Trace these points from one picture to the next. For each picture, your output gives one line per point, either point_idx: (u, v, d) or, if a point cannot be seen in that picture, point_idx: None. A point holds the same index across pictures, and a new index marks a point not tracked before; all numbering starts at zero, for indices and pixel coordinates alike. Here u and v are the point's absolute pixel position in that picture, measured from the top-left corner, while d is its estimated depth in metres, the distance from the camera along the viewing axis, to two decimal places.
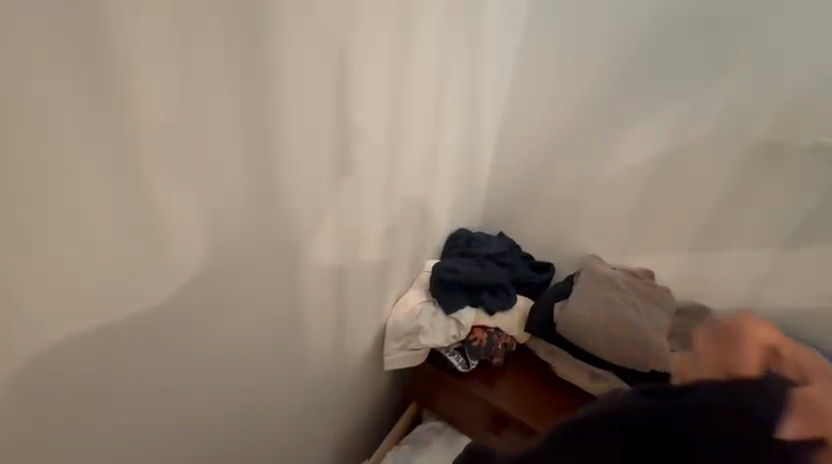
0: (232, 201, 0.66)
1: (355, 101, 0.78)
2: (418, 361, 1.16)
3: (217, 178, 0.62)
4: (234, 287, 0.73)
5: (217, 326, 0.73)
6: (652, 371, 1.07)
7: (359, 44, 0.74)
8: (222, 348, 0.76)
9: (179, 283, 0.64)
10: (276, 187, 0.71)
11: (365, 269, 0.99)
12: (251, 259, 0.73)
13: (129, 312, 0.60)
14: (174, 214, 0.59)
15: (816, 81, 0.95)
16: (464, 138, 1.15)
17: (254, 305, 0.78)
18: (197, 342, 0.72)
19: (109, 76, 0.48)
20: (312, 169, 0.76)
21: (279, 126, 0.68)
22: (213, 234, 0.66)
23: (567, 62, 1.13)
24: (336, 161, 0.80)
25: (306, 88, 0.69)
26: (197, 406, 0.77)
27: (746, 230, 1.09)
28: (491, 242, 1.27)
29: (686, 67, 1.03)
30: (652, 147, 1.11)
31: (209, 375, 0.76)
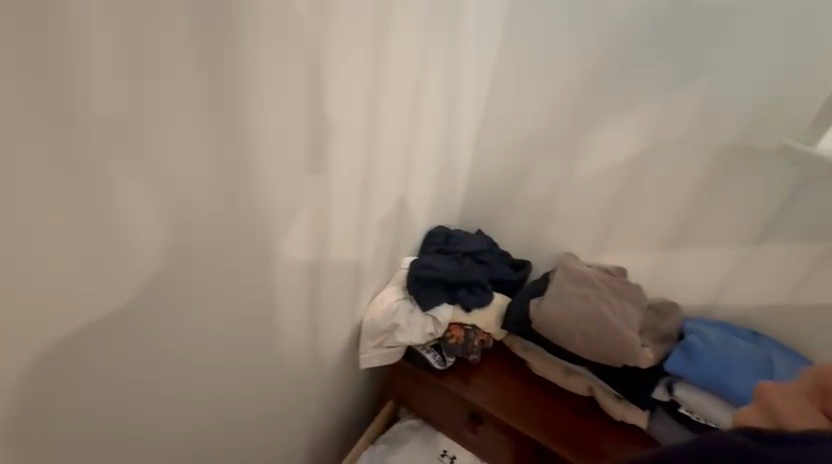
0: (205, 194, 0.67)
1: (330, 97, 0.81)
2: (394, 359, 1.19)
3: (185, 174, 0.63)
4: (227, 267, 0.77)
5: (210, 304, 0.77)
6: (626, 367, 1.07)
7: (333, 39, 0.76)
8: (210, 330, 0.79)
9: (169, 265, 0.67)
10: (246, 177, 0.72)
11: (345, 258, 1.03)
12: (231, 254, 0.76)
13: (97, 315, 0.61)
14: (134, 213, 0.59)
15: (790, 81, 1.00)
16: (442, 137, 1.22)
17: (229, 300, 0.80)
18: (186, 325, 0.74)
19: (63, 71, 0.47)
20: (289, 160, 0.79)
21: (252, 117, 0.69)
22: (184, 229, 0.67)
23: (553, 61, 1.21)
24: (310, 156, 0.82)
25: (283, 78, 0.71)
26: (183, 386, 0.80)
27: (714, 229, 1.15)
28: (469, 240, 1.34)
29: (660, 68, 1.10)
30: (623, 151, 1.20)
31: (196, 357, 0.79)
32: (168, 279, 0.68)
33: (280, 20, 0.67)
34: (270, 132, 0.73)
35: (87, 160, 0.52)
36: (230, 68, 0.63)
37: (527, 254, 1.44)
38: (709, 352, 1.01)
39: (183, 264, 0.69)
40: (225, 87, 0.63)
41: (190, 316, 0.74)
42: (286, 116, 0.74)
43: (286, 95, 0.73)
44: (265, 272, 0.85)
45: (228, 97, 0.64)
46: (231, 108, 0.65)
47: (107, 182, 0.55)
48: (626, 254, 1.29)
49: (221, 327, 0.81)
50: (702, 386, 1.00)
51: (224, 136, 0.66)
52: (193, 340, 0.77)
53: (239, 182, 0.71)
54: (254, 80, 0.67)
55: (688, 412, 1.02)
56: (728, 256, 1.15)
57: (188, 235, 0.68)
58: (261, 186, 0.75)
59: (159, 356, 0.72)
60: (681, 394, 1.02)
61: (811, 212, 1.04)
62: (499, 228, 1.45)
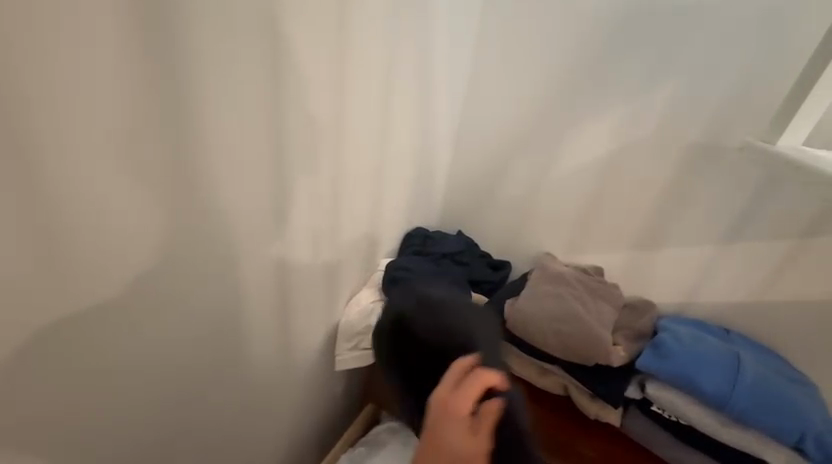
0: (164, 196, 0.67)
1: (295, 100, 0.82)
2: (369, 361, 1.20)
3: (139, 175, 0.63)
4: (190, 271, 0.76)
5: (174, 308, 0.76)
6: (600, 365, 1.07)
7: (295, 42, 0.77)
8: (174, 334, 0.79)
9: (125, 269, 0.66)
10: (209, 180, 0.72)
11: (317, 261, 1.03)
12: (197, 256, 0.76)
13: (51, 317, 0.60)
14: (86, 214, 0.59)
15: (750, 81, 1.02)
16: (417, 139, 1.22)
17: (197, 301, 0.80)
18: (147, 328, 0.74)
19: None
20: (253, 163, 0.79)
21: (214, 119, 0.70)
22: (140, 231, 0.66)
23: (522, 64, 1.23)
24: (274, 158, 0.82)
25: (243, 79, 0.71)
26: (147, 392, 0.78)
27: (685, 227, 1.16)
28: (447, 241, 1.35)
29: (627, 70, 1.12)
30: (595, 152, 1.21)
31: (161, 362, 0.78)
32: (126, 283, 0.67)
33: (238, 27, 0.68)
34: (231, 136, 0.73)
35: (34, 163, 0.52)
36: (186, 73, 0.63)
37: (506, 255, 1.44)
38: (679, 349, 1.00)
39: (140, 268, 0.68)
40: (181, 91, 0.64)
41: (150, 322, 0.73)
42: (247, 121, 0.75)
43: (247, 100, 0.73)
44: (231, 275, 0.84)
45: (185, 101, 0.65)
46: (187, 112, 0.66)
47: (54, 184, 0.55)
48: (602, 253, 1.29)
49: (185, 331, 0.80)
50: (672, 382, 0.98)
51: (183, 140, 0.66)
52: (156, 345, 0.76)
53: (200, 187, 0.71)
54: (213, 85, 0.68)
55: (659, 410, 1.01)
56: (700, 254, 1.16)
57: (145, 238, 0.67)
58: (223, 191, 0.75)
59: (122, 360, 0.72)
60: (652, 392, 1.01)
61: (779, 210, 1.05)
62: (477, 229, 1.45)
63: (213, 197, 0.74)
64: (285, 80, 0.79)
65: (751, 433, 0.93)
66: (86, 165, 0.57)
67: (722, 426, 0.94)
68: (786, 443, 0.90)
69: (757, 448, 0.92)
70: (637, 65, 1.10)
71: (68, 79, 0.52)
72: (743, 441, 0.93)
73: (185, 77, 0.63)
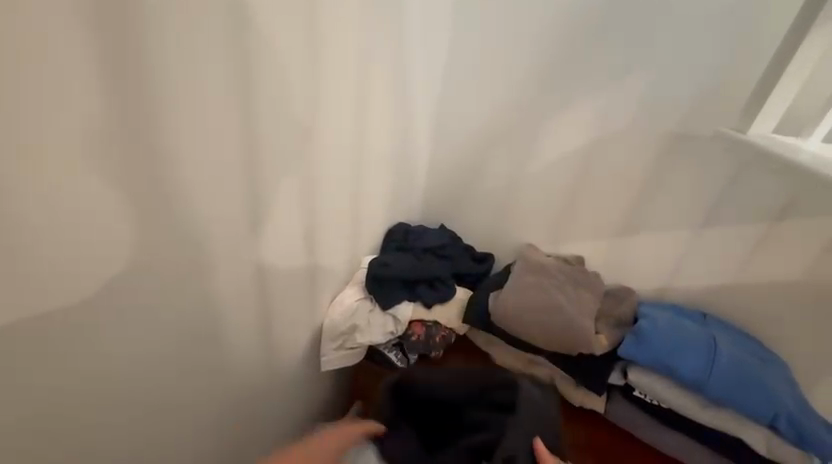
0: (133, 199, 0.64)
1: (266, 97, 0.79)
2: (355, 360, 1.19)
3: (102, 178, 0.59)
4: (162, 280, 0.73)
5: (148, 318, 0.73)
6: (584, 355, 1.08)
7: (265, 40, 0.75)
8: (149, 347, 0.75)
9: (93, 278, 0.63)
10: (178, 183, 0.69)
11: (297, 263, 1.01)
12: (170, 261, 0.73)
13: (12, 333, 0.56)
14: (45, 220, 0.56)
15: (720, 71, 1.04)
16: (396, 135, 1.21)
17: (173, 309, 0.77)
18: (118, 343, 0.70)
19: None
20: (226, 164, 0.76)
21: (181, 120, 0.66)
22: (107, 237, 0.62)
23: (497, 56, 1.22)
24: (243, 160, 0.79)
25: (209, 78, 0.68)
26: (124, 408, 0.75)
27: (660, 215, 1.19)
28: (429, 235, 1.34)
29: (601, 61, 1.12)
30: (572, 143, 1.22)
31: (138, 375, 0.75)
32: (93, 296, 0.64)
33: (202, 27, 0.65)
34: (201, 140, 0.70)
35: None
36: (148, 75, 0.60)
37: (489, 247, 1.45)
38: (658, 336, 1.01)
39: (107, 280, 0.65)
40: (142, 94, 0.60)
41: (123, 333, 0.70)
42: (216, 124, 0.72)
43: (216, 102, 0.70)
44: (208, 281, 0.81)
45: (146, 105, 0.61)
46: (152, 111, 0.62)
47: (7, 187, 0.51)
48: (583, 243, 1.31)
49: (163, 339, 0.78)
50: (652, 367, 1.01)
51: (146, 146, 0.63)
52: (130, 359, 0.73)
53: (169, 194, 0.68)
54: (178, 88, 0.64)
55: (641, 394, 1.03)
56: (677, 242, 1.19)
57: (110, 249, 0.64)
58: (195, 195, 0.72)
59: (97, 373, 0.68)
60: (634, 378, 1.02)
61: (751, 196, 1.08)
62: (459, 223, 1.45)
63: (183, 203, 0.71)
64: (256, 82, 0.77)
65: (728, 414, 0.95)
66: (39, 175, 0.53)
67: (699, 406, 0.97)
68: (761, 422, 0.92)
69: (731, 427, 0.94)
70: (611, 56, 1.11)
71: (13, 84, 0.49)
72: (725, 423, 0.95)
73: (144, 79, 0.60)
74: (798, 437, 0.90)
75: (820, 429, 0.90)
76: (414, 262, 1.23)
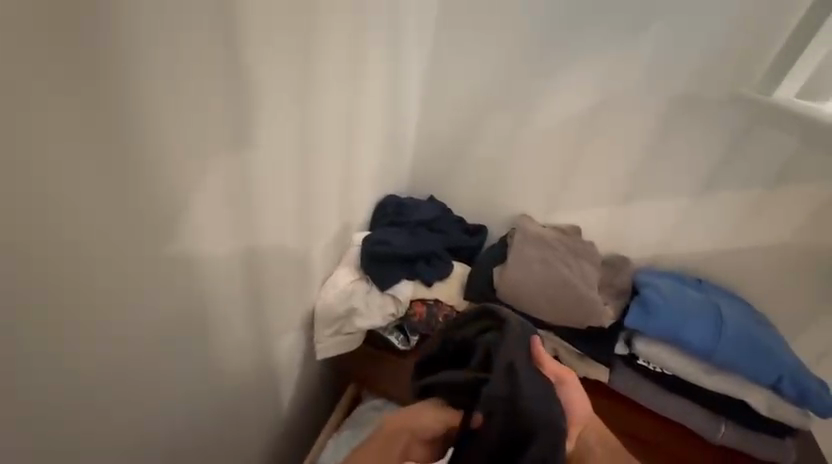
0: (96, 170, 0.54)
1: (253, 50, 0.68)
2: (353, 346, 1.10)
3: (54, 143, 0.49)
4: (122, 262, 0.61)
5: (106, 310, 0.61)
6: (590, 329, 1.06)
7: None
8: (112, 343, 0.63)
9: (50, 265, 0.53)
10: (145, 150, 0.58)
11: (285, 243, 0.89)
12: (139, 243, 0.62)
13: None
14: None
15: (735, 31, 0.99)
16: (385, 96, 1.09)
17: (149, 299, 0.66)
18: (71, 338, 0.58)
19: None
20: (203, 127, 0.65)
21: (145, 73, 0.55)
22: (65, 214, 0.52)
23: (493, 8, 1.12)
24: (229, 119, 0.68)
25: (185, 20, 0.58)
26: (86, 414, 0.63)
27: (660, 182, 1.16)
28: (422, 209, 1.25)
29: (607, 18, 1.05)
30: (574, 107, 1.15)
31: (102, 377, 0.64)
32: (46, 285, 0.53)
33: None
34: (162, 93, 0.58)
35: None
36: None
37: (482, 219, 1.38)
38: (664, 306, 1.01)
39: (46, 261, 0.52)
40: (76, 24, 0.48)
41: (92, 328, 0.60)
42: (186, 76, 0.59)
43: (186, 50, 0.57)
44: (182, 267, 0.69)
45: (80, 37, 0.48)
46: (107, 58, 0.51)
47: None
48: (580, 212, 1.27)
49: (136, 333, 0.67)
50: (659, 337, 1.01)
51: (98, 103, 0.52)
52: (96, 359, 0.62)
53: (132, 161, 0.57)
54: (125, 20, 0.52)
55: (645, 363, 1.03)
56: (674, 209, 1.18)
57: (46, 222, 0.51)
58: (169, 165, 0.62)
59: (61, 373, 0.58)
60: (640, 348, 1.02)
61: (751, 161, 1.07)
62: (450, 195, 1.36)
63: (143, 169, 0.59)
64: (232, 25, 0.63)
65: (731, 377, 0.98)
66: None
67: (703, 372, 0.99)
68: (763, 383, 0.96)
69: (734, 390, 0.97)
70: (616, 13, 1.04)
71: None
72: (728, 387, 0.98)
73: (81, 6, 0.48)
74: (798, 395, 0.94)
75: (818, 387, 0.94)
76: (403, 234, 1.16)
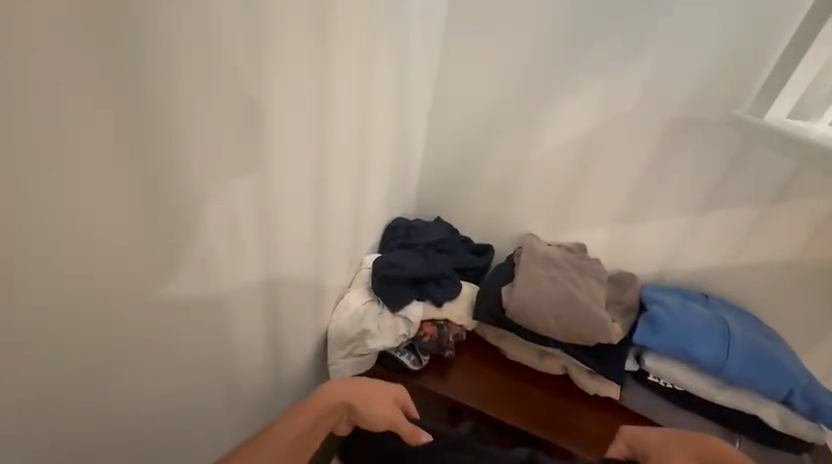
0: (160, 213, 0.58)
1: (286, 93, 0.72)
2: (365, 367, 1.12)
3: (135, 191, 0.54)
4: (168, 294, 0.64)
5: (136, 343, 0.62)
6: (598, 344, 1.08)
7: (282, 32, 0.67)
8: (145, 372, 0.66)
9: (112, 301, 0.56)
10: (199, 189, 0.62)
11: (301, 267, 0.93)
12: (181, 275, 0.65)
13: (33, 362, 0.50)
14: (72, 241, 0.49)
15: (728, 55, 1.03)
16: (394, 125, 1.14)
17: (183, 327, 0.69)
18: (104, 374, 0.59)
19: None
20: (242, 165, 0.68)
21: (204, 123, 0.59)
22: (132, 254, 0.56)
23: (497, 39, 1.17)
24: (264, 159, 0.72)
25: (233, 70, 0.61)
26: (111, 445, 0.64)
27: (660, 199, 1.20)
28: (430, 230, 1.29)
29: (606, 46, 1.10)
30: (575, 130, 1.20)
31: (128, 406, 0.65)
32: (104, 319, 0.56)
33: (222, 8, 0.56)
34: (215, 142, 0.62)
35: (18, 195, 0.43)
36: (163, 66, 0.52)
37: (487, 238, 1.41)
38: (672, 321, 1.03)
39: (88, 303, 0.53)
40: (151, 87, 0.51)
41: (134, 356, 0.63)
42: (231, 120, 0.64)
43: (231, 98, 0.62)
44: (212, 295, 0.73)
45: (169, 99, 0.54)
46: (181, 112, 0.56)
47: (44, 206, 0.45)
48: (583, 229, 1.30)
49: (171, 360, 0.69)
50: (668, 353, 1.02)
51: (172, 154, 0.56)
52: (136, 383, 0.65)
53: (189, 202, 0.61)
54: (196, 81, 0.56)
55: (655, 379, 1.05)
56: (676, 224, 1.21)
57: (94, 267, 0.52)
58: (210, 199, 0.65)
59: (105, 400, 0.61)
60: (650, 364, 1.04)
61: (750, 178, 1.10)
62: (456, 216, 1.40)
63: (193, 207, 0.62)
64: (271, 71, 0.68)
65: (743, 393, 0.98)
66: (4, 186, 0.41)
67: (715, 388, 0.99)
68: (775, 399, 0.95)
69: (747, 406, 0.97)
70: (614, 41, 1.09)
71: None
72: (740, 403, 0.98)
73: (168, 69, 0.52)
74: (810, 410, 0.93)
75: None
76: (413, 255, 1.20)
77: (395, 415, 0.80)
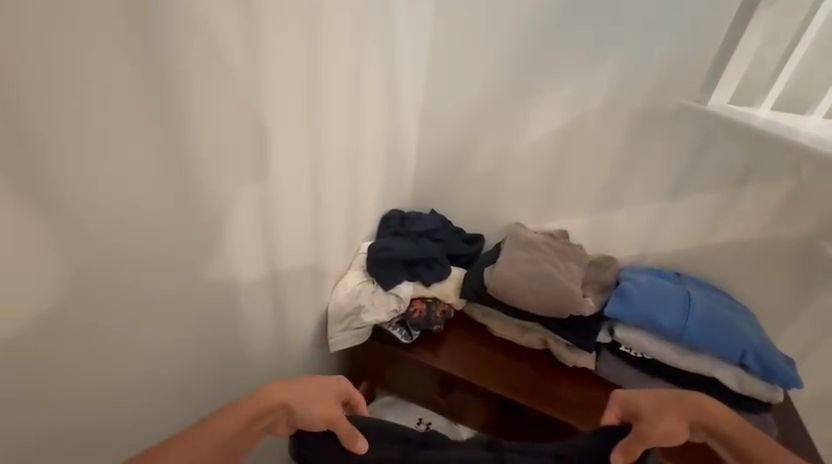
0: (189, 193, 0.71)
1: (284, 98, 0.86)
2: (361, 340, 1.24)
3: (173, 174, 0.68)
4: (196, 263, 0.77)
5: (173, 302, 0.76)
6: (571, 317, 1.18)
7: (278, 47, 0.81)
8: (178, 330, 0.79)
9: (155, 265, 0.70)
10: (217, 174, 0.76)
11: (304, 249, 1.06)
12: (205, 246, 0.78)
13: (98, 308, 0.63)
14: (127, 212, 0.63)
15: (683, 52, 1.13)
16: (385, 126, 1.27)
17: (207, 293, 0.82)
18: (143, 327, 0.72)
19: (63, 76, 0.51)
20: (251, 156, 0.82)
21: (221, 120, 0.73)
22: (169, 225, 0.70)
23: (475, 46, 1.29)
24: (269, 153, 0.86)
25: (241, 78, 0.75)
26: (148, 392, 0.76)
27: (635, 187, 1.29)
28: (422, 220, 1.41)
29: (571, 50, 1.21)
30: (549, 126, 1.31)
31: (162, 357, 0.77)
32: (147, 279, 0.70)
33: (230, 29, 0.70)
34: (229, 135, 0.76)
35: (92, 173, 0.57)
36: (191, 74, 0.66)
37: (478, 228, 1.52)
38: (640, 295, 1.13)
39: (128, 263, 0.66)
40: (184, 91, 0.66)
41: (171, 313, 0.76)
42: (244, 118, 0.78)
43: (242, 100, 0.77)
44: (229, 268, 0.85)
45: (197, 100, 0.68)
46: (203, 110, 0.70)
47: (112, 182, 0.59)
48: (566, 216, 1.40)
49: (197, 323, 0.82)
50: (637, 323, 1.11)
51: (198, 144, 0.70)
52: (171, 338, 0.78)
53: (212, 185, 0.75)
54: (216, 86, 0.71)
55: (627, 349, 1.15)
56: (652, 210, 1.29)
57: (131, 233, 0.64)
58: (226, 184, 0.78)
59: (148, 350, 0.74)
60: (621, 335, 1.14)
61: (715, 164, 1.19)
62: (448, 208, 1.52)
63: (213, 189, 0.76)
64: (272, 79, 0.82)
65: (704, 358, 1.08)
66: (68, 163, 0.54)
67: (678, 354, 1.09)
68: (731, 361, 1.06)
69: (707, 368, 1.07)
70: (579, 45, 1.20)
71: (47, 72, 0.50)
72: (701, 366, 1.08)
73: (196, 76, 0.67)
74: (762, 370, 1.04)
75: (783, 362, 1.04)
76: (405, 241, 1.32)
77: (349, 430, 0.74)
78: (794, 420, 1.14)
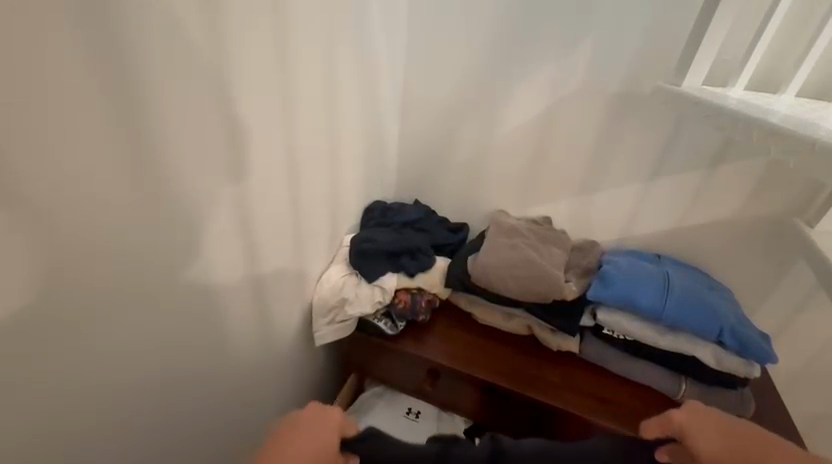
0: (163, 192, 0.69)
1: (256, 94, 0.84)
2: (346, 333, 1.23)
3: (147, 175, 0.66)
4: (175, 262, 0.76)
5: (154, 304, 0.74)
6: (555, 303, 1.19)
7: (249, 43, 0.78)
8: (162, 329, 0.78)
9: (132, 268, 0.68)
10: (191, 173, 0.74)
11: (285, 245, 1.05)
12: (182, 246, 0.77)
13: (78, 313, 0.62)
14: (97, 217, 0.61)
15: (659, 36, 1.13)
16: (363, 117, 1.24)
17: (188, 292, 0.81)
18: (123, 328, 0.70)
19: (31, 78, 0.48)
20: (225, 153, 0.80)
21: (194, 118, 0.71)
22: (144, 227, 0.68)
23: (452, 37, 1.28)
24: (244, 150, 0.84)
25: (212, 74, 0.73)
26: (131, 394, 0.75)
27: (613, 172, 1.30)
28: (405, 211, 1.41)
29: (548, 38, 1.20)
30: (526, 114, 1.30)
31: (144, 361, 0.76)
32: (124, 283, 0.68)
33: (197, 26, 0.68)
34: (202, 133, 0.74)
35: (64, 179, 0.55)
36: (164, 73, 0.64)
37: (461, 216, 1.52)
38: (622, 277, 1.14)
39: (104, 263, 0.64)
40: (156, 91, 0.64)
41: (152, 315, 0.75)
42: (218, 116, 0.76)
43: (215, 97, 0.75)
44: (207, 267, 0.83)
45: (171, 98, 0.66)
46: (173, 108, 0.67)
47: (86, 187, 0.58)
48: (548, 203, 1.40)
49: (180, 322, 0.81)
50: (619, 306, 1.13)
51: (172, 142, 0.68)
52: (153, 340, 0.76)
53: (188, 182, 0.74)
54: (189, 83, 0.69)
55: (610, 332, 1.16)
56: (630, 194, 1.31)
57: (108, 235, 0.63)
58: (201, 183, 0.76)
59: (132, 352, 0.73)
60: (604, 318, 1.15)
61: (690, 147, 1.20)
62: (430, 197, 1.52)
63: (188, 187, 0.74)
64: (244, 75, 0.79)
65: (682, 336, 1.10)
66: (42, 168, 0.52)
67: (659, 334, 1.11)
68: (709, 339, 1.08)
69: (686, 346, 1.10)
70: (555, 33, 1.19)
71: (12, 75, 0.47)
72: (680, 345, 1.10)
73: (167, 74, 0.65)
74: (739, 346, 1.06)
75: (759, 338, 1.06)
76: (389, 232, 1.31)
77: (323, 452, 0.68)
78: (771, 393, 1.18)
